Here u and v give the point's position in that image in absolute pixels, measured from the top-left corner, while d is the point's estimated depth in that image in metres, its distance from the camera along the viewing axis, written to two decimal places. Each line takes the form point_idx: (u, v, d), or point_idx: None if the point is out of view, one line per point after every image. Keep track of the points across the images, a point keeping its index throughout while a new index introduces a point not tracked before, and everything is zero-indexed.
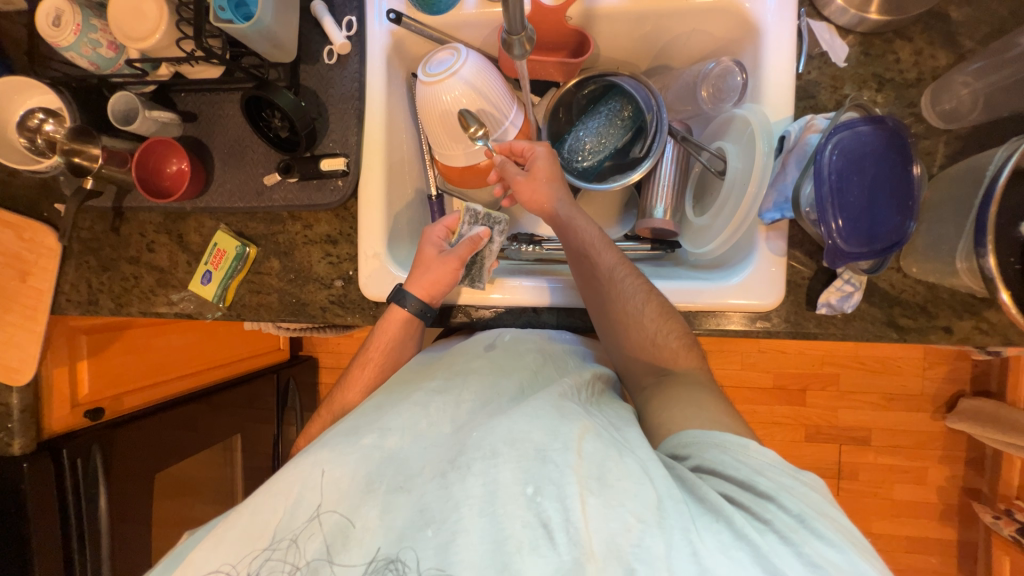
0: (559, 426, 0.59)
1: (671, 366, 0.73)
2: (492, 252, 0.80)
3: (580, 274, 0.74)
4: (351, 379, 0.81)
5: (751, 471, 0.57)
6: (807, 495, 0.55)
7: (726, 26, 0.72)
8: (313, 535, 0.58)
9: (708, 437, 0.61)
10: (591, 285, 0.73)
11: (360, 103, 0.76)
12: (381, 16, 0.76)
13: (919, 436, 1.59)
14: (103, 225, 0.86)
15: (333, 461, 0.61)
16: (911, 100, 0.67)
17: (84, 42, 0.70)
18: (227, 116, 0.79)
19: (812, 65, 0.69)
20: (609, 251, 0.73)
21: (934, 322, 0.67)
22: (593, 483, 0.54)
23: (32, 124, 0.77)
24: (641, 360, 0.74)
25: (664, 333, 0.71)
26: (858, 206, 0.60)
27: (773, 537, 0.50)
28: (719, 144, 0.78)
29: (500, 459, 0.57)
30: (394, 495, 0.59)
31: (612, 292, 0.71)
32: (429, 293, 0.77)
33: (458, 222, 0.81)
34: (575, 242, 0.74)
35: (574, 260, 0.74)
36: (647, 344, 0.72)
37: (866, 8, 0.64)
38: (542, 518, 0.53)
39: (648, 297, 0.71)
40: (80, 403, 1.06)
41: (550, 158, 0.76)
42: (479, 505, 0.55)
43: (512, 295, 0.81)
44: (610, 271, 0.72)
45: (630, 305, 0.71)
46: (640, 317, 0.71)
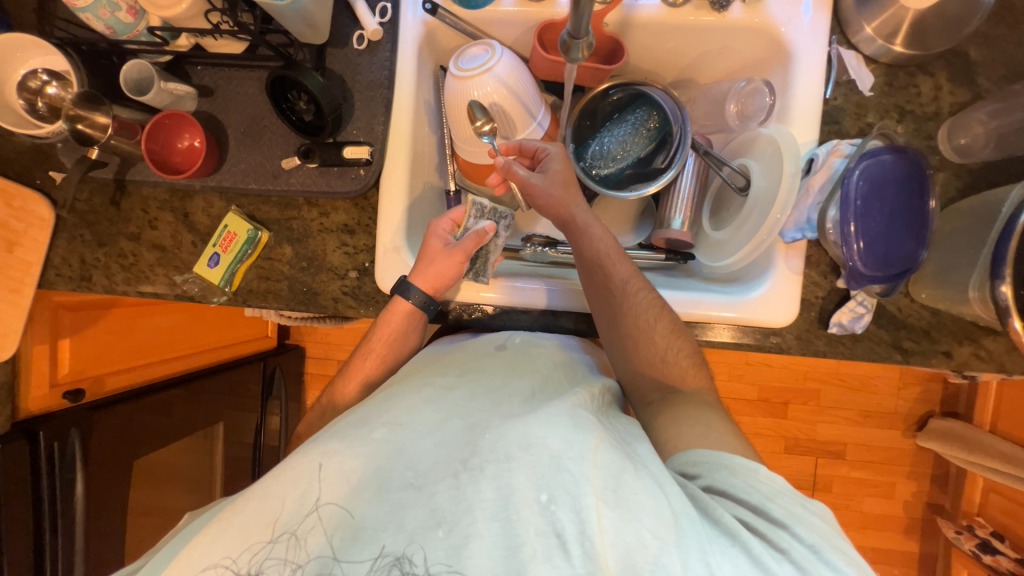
0: (570, 433, 0.59)
1: (677, 377, 0.74)
2: (498, 246, 0.80)
3: (592, 283, 0.74)
4: (352, 370, 0.80)
5: (762, 493, 0.58)
6: (817, 523, 0.57)
7: (758, 46, 0.74)
8: (313, 528, 0.56)
9: (719, 458, 0.62)
10: (603, 295, 0.73)
11: (388, 92, 0.75)
12: (416, 5, 0.74)
13: (891, 453, 1.66)
14: (103, 198, 0.81)
15: (343, 452, 0.61)
16: (929, 132, 0.70)
17: (102, 5, 0.65)
18: (246, 94, 0.76)
19: (839, 91, 0.71)
20: (623, 263, 0.74)
21: (936, 347, 0.70)
22: (609, 495, 0.54)
23: (33, 85, 0.73)
24: (646, 372, 0.75)
25: (675, 350, 0.73)
26: (878, 231, 0.63)
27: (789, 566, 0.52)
28: (742, 161, 0.79)
29: (515, 463, 0.57)
30: (403, 492, 0.58)
31: (625, 305, 0.72)
32: (433, 285, 0.75)
33: (464, 215, 0.78)
34: (590, 251, 0.74)
35: (587, 268, 0.74)
36: (656, 360, 0.73)
37: (892, 40, 0.67)
38: (557, 528, 0.53)
39: (660, 313, 0.72)
40: (59, 382, 1.01)
41: (562, 161, 0.76)
42: (491, 509, 0.55)
43: (510, 296, 0.81)
44: (624, 283, 0.73)
45: (642, 319, 0.72)
46: (651, 332, 0.72)
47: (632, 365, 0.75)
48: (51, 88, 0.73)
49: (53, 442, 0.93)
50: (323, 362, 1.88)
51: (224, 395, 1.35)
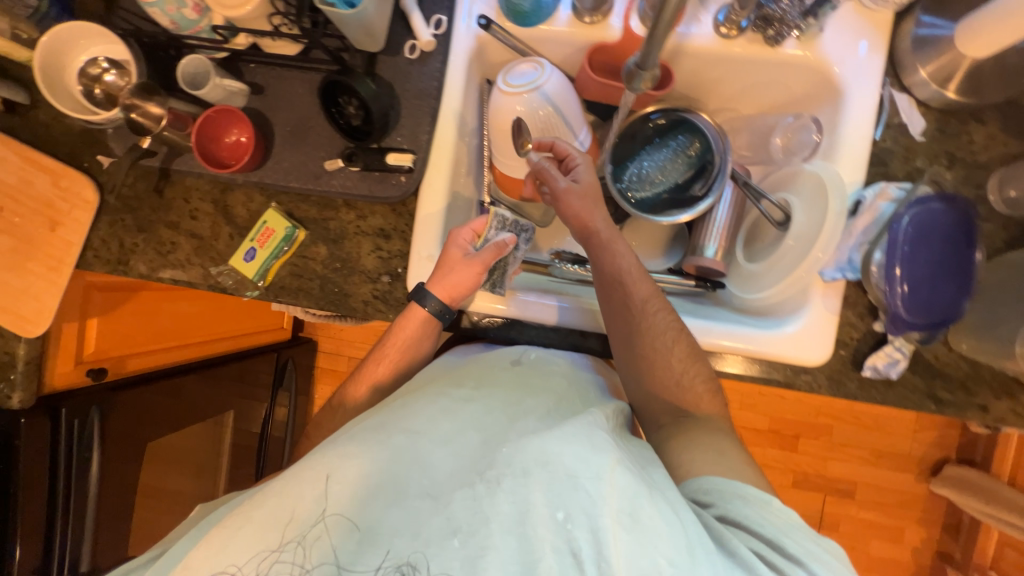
0: (588, 453, 0.58)
1: (692, 402, 0.72)
2: (517, 259, 0.81)
3: (610, 301, 0.73)
4: (364, 374, 0.80)
5: (778, 526, 0.57)
6: (833, 563, 0.55)
7: (808, 82, 0.73)
8: (320, 537, 0.56)
9: (733, 487, 0.60)
10: (622, 314, 0.72)
11: (435, 103, 0.75)
12: (470, 19, 0.75)
13: (901, 496, 1.62)
14: (146, 185, 0.83)
15: (357, 457, 0.60)
16: (978, 181, 0.69)
17: (170, 1, 0.67)
18: (296, 94, 0.77)
19: (888, 133, 0.70)
20: (644, 282, 0.72)
21: (972, 399, 0.68)
22: (625, 518, 0.53)
23: (93, 72, 0.75)
24: (658, 395, 0.73)
25: (690, 374, 0.71)
26: (924, 278, 0.62)
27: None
28: (782, 195, 0.78)
29: (532, 479, 0.56)
30: (419, 501, 0.57)
31: (643, 326, 0.71)
32: (450, 295, 0.74)
33: (486, 226, 0.76)
34: (610, 268, 0.73)
35: (606, 286, 0.73)
36: (669, 383, 0.72)
37: (946, 85, 0.67)
38: (573, 548, 0.53)
39: (679, 336, 0.71)
40: (84, 360, 1.03)
41: (591, 173, 0.74)
42: (508, 523, 0.55)
43: (524, 311, 0.80)
44: (643, 303, 0.71)
45: (659, 340, 0.71)
46: (668, 355, 0.70)
47: (645, 386, 0.74)
48: (109, 76, 0.75)
49: (74, 420, 0.95)
50: (335, 356, 1.89)
51: (237, 383, 1.36)
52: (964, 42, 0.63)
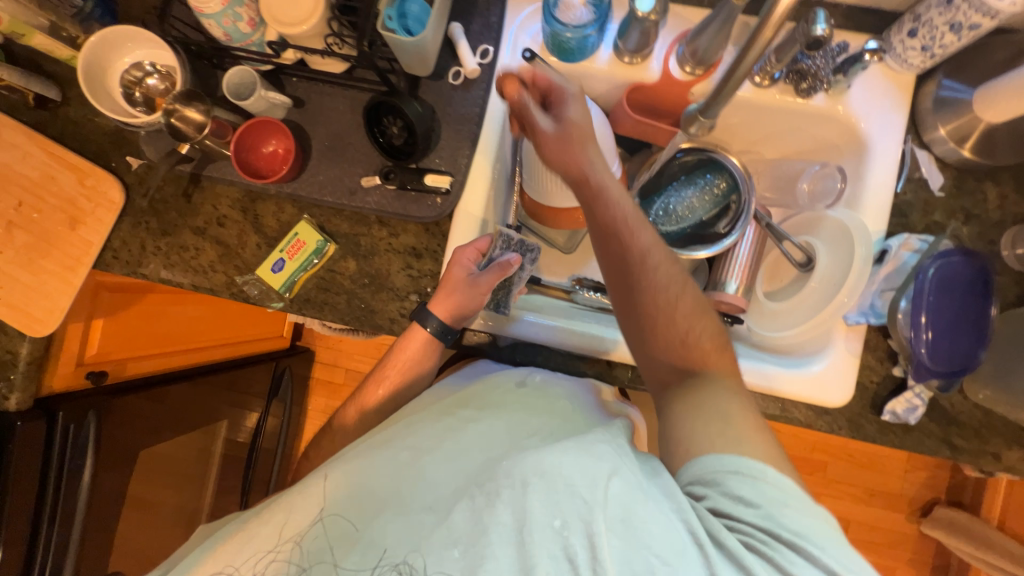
0: (585, 461, 0.57)
1: (694, 359, 0.64)
2: (522, 280, 0.78)
3: (612, 254, 0.65)
4: (362, 398, 0.80)
5: (772, 507, 0.52)
6: (833, 539, 0.51)
7: (836, 133, 0.77)
8: (317, 536, 0.60)
9: (727, 466, 0.55)
10: (622, 269, 0.65)
11: (476, 128, 0.77)
12: (514, 51, 0.77)
13: (892, 535, 1.63)
14: (175, 189, 0.82)
15: (360, 471, 0.63)
16: (991, 237, 0.72)
17: (227, 14, 0.67)
18: (337, 110, 0.78)
19: (909, 186, 0.74)
20: (644, 231, 0.65)
21: (986, 447, 0.70)
22: (618, 524, 0.53)
23: (134, 76, 0.76)
24: (660, 356, 0.65)
25: (696, 330, 0.65)
26: (946, 327, 0.65)
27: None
28: (805, 237, 0.80)
29: (531, 490, 0.56)
30: (423, 517, 0.58)
31: (645, 278, 0.65)
32: (451, 315, 0.74)
33: (490, 245, 0.75)
34: (607, 217, 0.63)
35: (605, 236, 0.65)
36: (674, 341, 0.65)
37: (962, 145, 0.71)
38: (569, 553, 0.53)
39: (682, 290, 0.66)
40: (85, 362, 1.00)
41: (581, 108, 0.65)
42: (504, 530, 0.55)
43: (533, 331, 0.78)
44: (643, 255, 0.64)
45: (660, 294, 0.65)
46: (671, 311, 0.65)
47: (646, 349, 0.66)
48: (151, 79, 0.76)
49: (70, 424, 0.91)
50: (332, 368, 1.86)
51: (231, 392, 1.31)
52: (981, 107, 0.67)
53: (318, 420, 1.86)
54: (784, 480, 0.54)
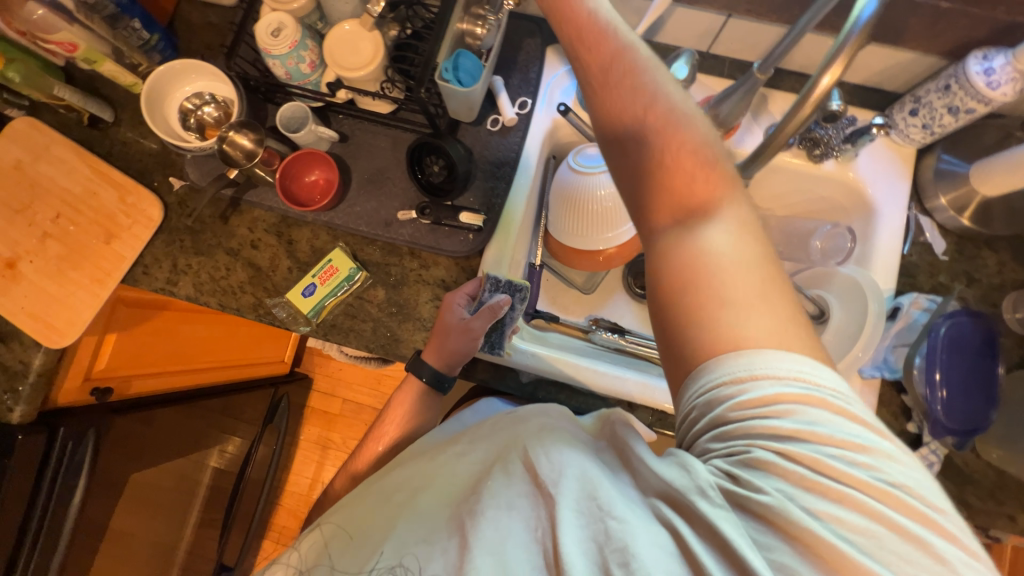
0: (553, 451, 0.50)
1: (691, 198, 0.46)
2: (514, 320, 0.76)
3: (589, 86, 0.53)
4: (362, 453, 0.76)
5: (762, 420, 0.39)
6: (846, 438, 0.38)
7: (845, 196, 0.82)
8: (315, 542, 0.61)
9: (712, 378, 0.41)
10: (603, 101, 0.51)
11: (511, 171, 0.82)
12: (550, 105, 0.83)
13: None
14: (213, 211, 0.85)
15: (359, 494, 0.64)
16: (993, 300, 0.77)
17: (292, 57, 0.72)
18: (379, 147, 0.83)
19: (914, 249, 0.79)
20: (620, 44, 0.52)
21: (1001, 508, 0.70)
22: (589, 517, 0.43)
23: (192, 105, 0.80)
24: (653, 195, 0.48)
25: (690, 148, 0.47)
26: (959, 386, 0.67)
27: (764, 529, 0.37)
28: (818, 291, 0.83)
29: (505, 499, 0.49)
30: (413, 545, 0.52)
31: (632, 97, 0.50)
32: (446, 359, 0.75)
33: (480, 288, 0.76)
34: (576, 40, 0.53)
35: (586, 71, 0.52)
36: (672, 177, 0.47)
37: (962, 214, 0.76)
38: (544, 556, 0.44)
39: (681, 115, 0.49)
40: (92, 377, 0.97)
41: None
42: (482, 542, 0.46)
43: (546, 367, 0.79)
44: (614, 67, 0.51)
45: (642, 108, 0.49)
46: (657, 129, 0.48)
47: (637, 190, 0.49)
48: (207, 109, 0.81)
49: (68, 441, 0.88)
50: (328, 397, 1.82)
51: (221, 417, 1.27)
52: (979, 181, 0.73)
53: (308, 452, 1.79)
54: (790, 375, 0.39)
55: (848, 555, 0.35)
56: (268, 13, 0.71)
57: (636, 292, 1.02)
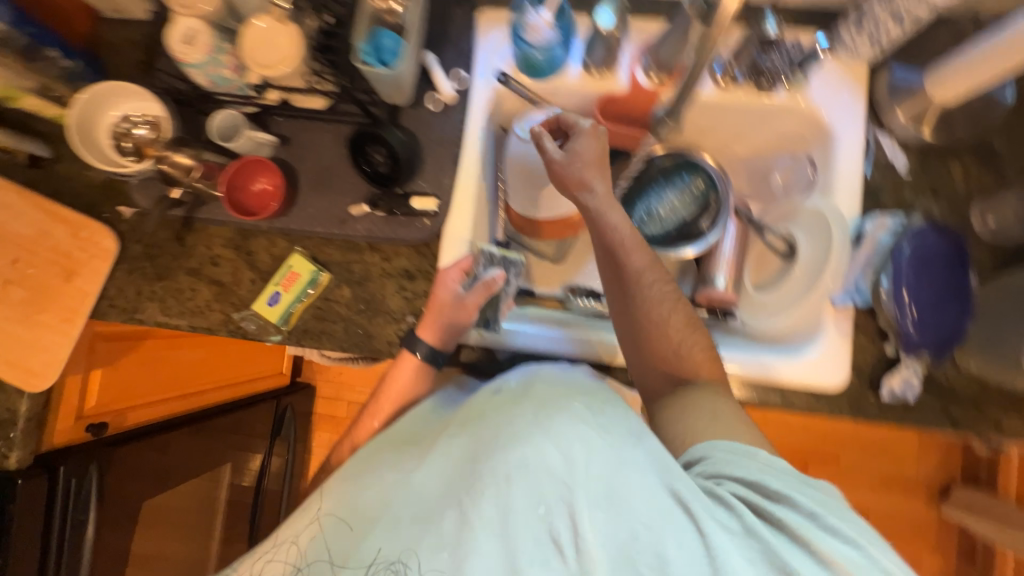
0: (564, 440, 0.55)
1: (683, 371, 0.69)
2: (509, 295, 0.79)
3: (608, 282, 0.72)
4: (359, 430, 0.78)
5: (777, 479, 0.57)
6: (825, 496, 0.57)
7: (799, 127, 0.80)
8: (314, 535, 0.63)
9: (737, 446, 0.61)
10: (626, 295, 0.70)
11: (457, 149, 0.80)
12: (487, 74, 0.81)
13: (914, 523, 1.60)
14: (168, 233, 0.84)
15: (353, 481, 0.65)
16: (962, 211, 0.75)
17: (209, 63, 0.70)
18: (322, 145, 0.81)
19: (877, 169, 0.77)
20: (640, 252, 0.69)
21: (984, 417, 0.71)
22: (599, 502, 0.53)
23: (122, 128, 0.77)
24: (651, 368, 0.71)
25: (688, 343, 0.70)
26: (930, 302, 0.67)
27: (794, 541, 0.52)
28: (785, 226, 0.83)
29: (514, 487, 0.54)
30: (415, 545, 0.55)
31: (649, 304, 0.69)
32: (440, 338, 0.75)
33: (473, 262, 0.75)
34: (607, 238, 0.70)
35: (609, 275, 0.72)
36: (667, 353, 0.70)
37: (920, 125, 0.74)
38: (553, 535, 0.53)
39: (675, 306, 0.70)
40: (85, 415, 0.99)
41: (591, 142, 0.73)
42: (489, 524, 0.53)
43: (530, 340, 0.79)
44: (638, 273, 0.69)
45: (655, 311, 0.69)
46: (664, 325, 0.69)
47: (643, 358, 0.71)
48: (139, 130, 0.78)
49: (71, 479, 0.89)
50: (333, 402, 1.84)
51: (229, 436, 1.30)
52: (931, 87, 0.71)
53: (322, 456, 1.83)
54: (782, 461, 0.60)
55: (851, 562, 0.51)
56: (178, 20, 0.69)
57: None
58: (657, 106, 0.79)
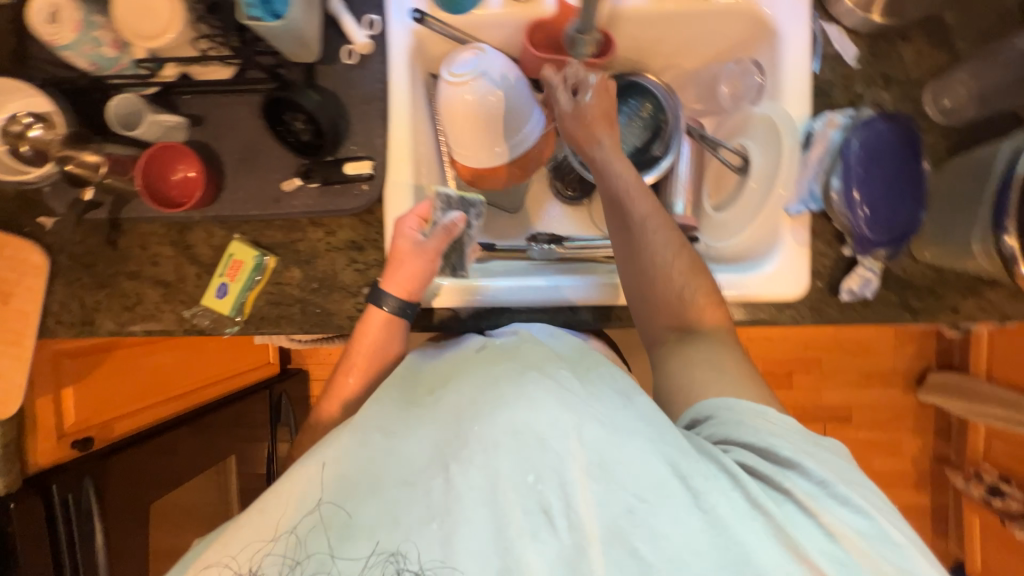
0: (542, 404, 0.52)
1: (690, 321, 0.66)
2: (470, 238, 0.79)
3: (614, 235, 0.70)
4: (336, 389, 0.74)
5: (786, 448, 0.52)
6: (834, 464, 0.52)
7: (742, 31, 0.75)
8: (315, 529, 0.52)
9: (742, 402, 0.57)
10: (633, 244, 0.68)
11: (384, 104, 0.75)
12: (402, 14, 0.74)
13: (894, 411, 1.69)
14: (98, 239, 0.79)
15: (335, 453, 0.57)
16: (914, 97, 0.72)
17: (84, 41, 0.64)
18: (239, 119, 0.75)
19: (826, 64, 0.73)
20: (644, 198, 0.68)
21: (942, 303, 0.72)
22: (594, 469, 0.49)
23: (15, 129, 0.70)
24: (654, 322, 0.68)
25: (692, 288, 0.67)
26: (881, 197, 0.66)
27: (799, 510, 0.48)
28: (738, 140, 0.80)
29: (500, 450, 0.50)
30: (419, 529, 0.50)
31: (655, 251, 0.67)
32: (408, 290, 0.72)
33: (430, 208, 0.73)
34: (612, 188, 0.69)
35: (611, 228, 0.70)
36: (672, 300, 0.67)
37: (869, 10, 0.69)
38: (543, 503, 0.49)
39: (679, 251, 0.67)
40: (66, 432, 0.98)
41: (603, 98, 0.73)
42: (477, 493, 0.50)
43: (496, 295, 0.77)
44: (643, 220, 0.68)
45: (660, 259, 0.67)
46: (669, 270, 0.67)
47: (648, 310, 0.68)
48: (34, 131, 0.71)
49: (67, 494, 0.91)
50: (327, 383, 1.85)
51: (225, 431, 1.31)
52: None
53: None
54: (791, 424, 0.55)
55: (851, 537, 0.46)
56: None
57: (568, 196, 0.98)
58: (568, 24, 0.72)
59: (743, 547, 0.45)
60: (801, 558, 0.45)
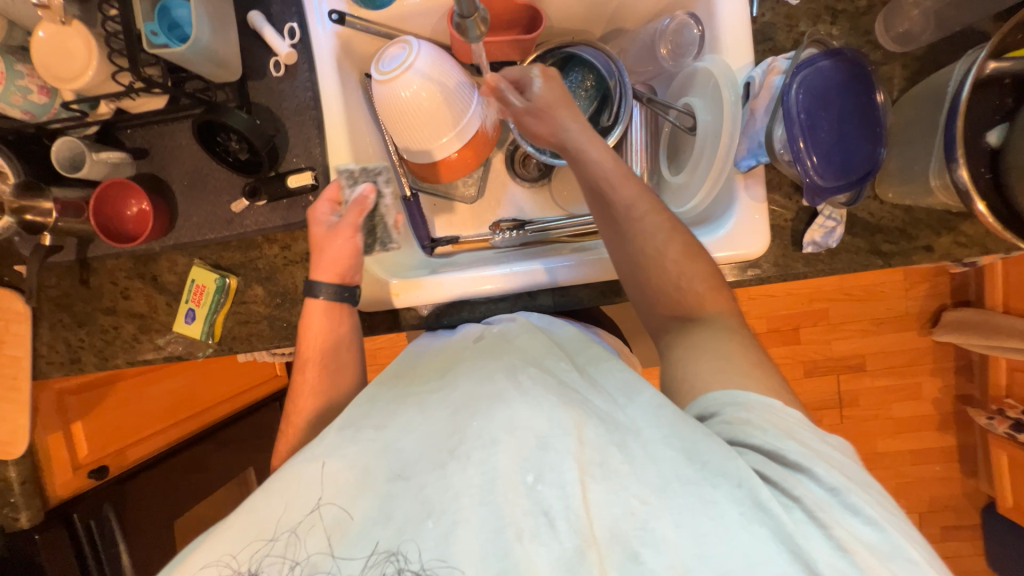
0: (547, 403, 0.50)
1: (685, 305, 0.62)
2: (389, 207, 0.75)
3: (598, 221, 0.67)
4: (296, 387, 0.67)
5: (795, 447, 0.47)
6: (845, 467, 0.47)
7: None
8: (314, 528, 0.48)
9: (762, 402, 0.50)
10: (621, 233, 0.65)
11: (318, 112, 0.74)
12: (323, 20, 0.73)
13: (911, 355, 1.63)
14: (71, 279, 0.82)
15: (334, 451, 0.52)
16: (866, 28, 0.68)
17: (13, 91, 0.66)
18: (181, 146, 0.76)
19: (765, 7, 0.69)
20: (628, 183, 0.65)
21: (915, 244, 0.68)
22: (595, 469, 0.46)
23: None
24: (649, 306, 0.65)
25: (689, 274, 0.62)
26: (829, 141, 0.62)
27: (811, 518, 0.44)
28: (685, 100, 0.76)
29: (501, 447, 0.48)
30: (416, 528, 0.46)
31: (643, 238, 0.64)
32: (339, 273, 0.69)
33: (338, 189, 0.71)
34: (589, 175, 0.67)
35: (596, 214, 0.67)
36: (658, 281, 0.63)
37: None
38: (545, 503, 0.45)
39: (671, 235, 0.63)
40: (81, 464, 1.02)
41: (551, 87, 0.71)
42: (481, 491, 0.46)
43: (451, 288, 0.75)
44: (628, 206, 0.64)
45: (650, 245, 0.63)
46: (660, 258, 0.63)
47: (639, 292, 0.65)
48: None
49: (89, 521, 0.97)
50: None
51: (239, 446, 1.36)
52: None
53: None
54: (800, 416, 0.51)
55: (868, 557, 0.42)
56: None
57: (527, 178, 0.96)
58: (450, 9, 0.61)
59: (749, 553, 0.41)
60: (810, 570, 0.41)
